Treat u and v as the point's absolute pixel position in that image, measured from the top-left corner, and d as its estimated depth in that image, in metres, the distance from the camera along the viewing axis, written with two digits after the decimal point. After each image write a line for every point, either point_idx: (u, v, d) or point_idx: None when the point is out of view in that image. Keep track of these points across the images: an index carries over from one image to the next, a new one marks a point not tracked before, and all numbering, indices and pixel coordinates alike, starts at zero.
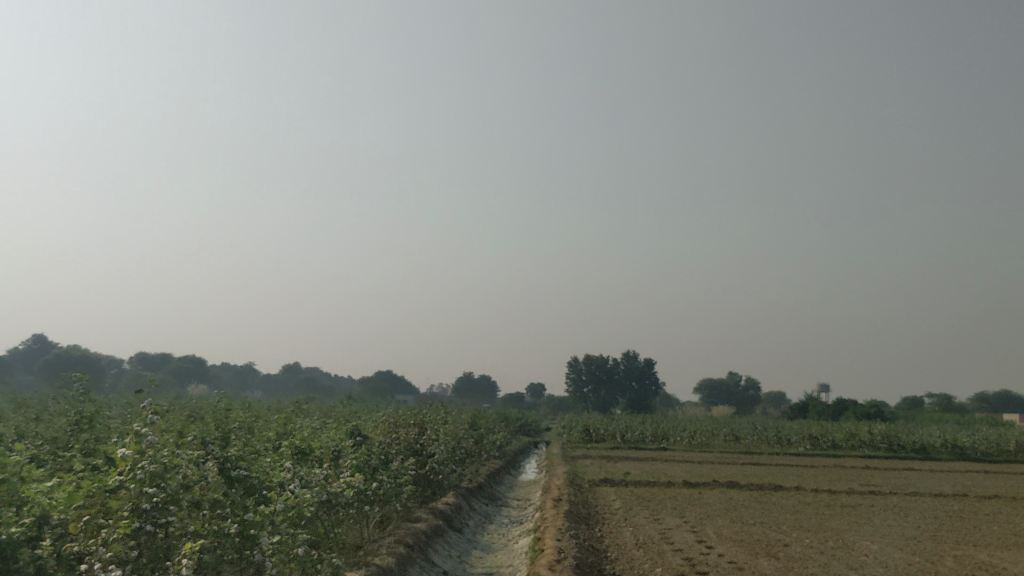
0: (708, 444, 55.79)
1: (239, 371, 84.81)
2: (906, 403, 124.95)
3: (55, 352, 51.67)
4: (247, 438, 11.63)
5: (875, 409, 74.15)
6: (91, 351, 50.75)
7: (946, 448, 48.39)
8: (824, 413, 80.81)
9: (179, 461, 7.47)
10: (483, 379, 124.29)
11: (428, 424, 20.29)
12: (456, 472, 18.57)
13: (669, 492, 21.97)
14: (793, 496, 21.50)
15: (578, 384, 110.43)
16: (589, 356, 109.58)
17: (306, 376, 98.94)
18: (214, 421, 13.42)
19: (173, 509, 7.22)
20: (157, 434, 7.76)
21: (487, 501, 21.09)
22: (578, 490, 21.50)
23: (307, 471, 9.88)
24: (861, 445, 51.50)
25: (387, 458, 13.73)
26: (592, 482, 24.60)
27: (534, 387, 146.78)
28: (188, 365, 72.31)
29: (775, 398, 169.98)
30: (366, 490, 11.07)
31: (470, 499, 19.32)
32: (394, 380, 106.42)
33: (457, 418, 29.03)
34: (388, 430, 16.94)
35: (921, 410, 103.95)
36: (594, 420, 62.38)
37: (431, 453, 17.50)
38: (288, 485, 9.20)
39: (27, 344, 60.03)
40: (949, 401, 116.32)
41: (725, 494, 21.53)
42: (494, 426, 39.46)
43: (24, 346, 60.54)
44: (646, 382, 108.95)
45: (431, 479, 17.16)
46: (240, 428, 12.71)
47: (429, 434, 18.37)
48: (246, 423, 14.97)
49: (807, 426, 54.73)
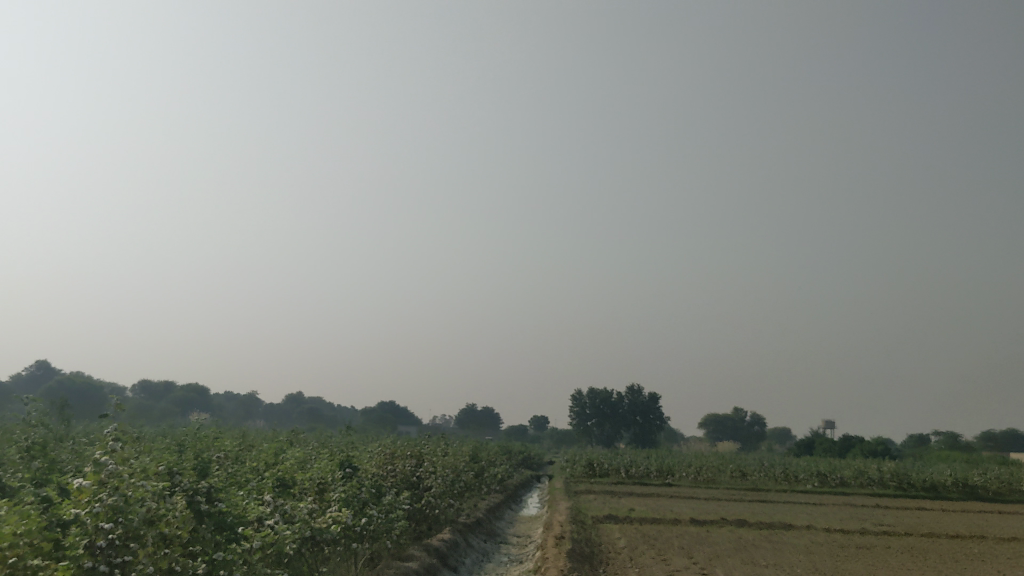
0: (714, 480, 54.80)
1: (242, 399, 84.21)
2: (912, 442, 123.40)
3: (57, 378, 51.20)
4: (229, 468, 10.94)
5: (883, 447, 72.99)
6: (93, 379, 50.25)
7: (957, 487, 47.38)
8: (831, 450, 79.63)
9: (142, 493, 6.86)
10: (487, 411, 123.30)
11: (425, 456, 19.56)
12: (453, 507, 17.81)
13: (676, 530, 21.21)
14: (804, 536, 20.67)
15: (581, 417, 109.37)
16: (593, 389, 108.63)
17: (309, 406, 98.16)
18: (195, 450, 12.76)
19: (134, 546, 6.62)
20: (121, 461, 7.16)
21: (486, 538, 20.27)
22: (581, 528, 20.70)
23: (291, 505, 9.21)
24: (870, 484, 50.44)
25: (380, 491, 13.01)
26: (595, 519, 23.83)
27: (537, 420, 145.64)
28: (190, 394, 71.76)
29: (781, 434, 168.31)
30: (356, 525, 10.36)
31: (467, 535, 18.52)
32: (397, 411, 105.63)
33: (458, 450, 28.24)
34: (382, 462, 16.21)
35: (929, 447, 102.65)
36: (599, 454, 61.51)
37: (428, 486, 16.77)
38: (269, 521, 8.53)
39: (30, 370, 59.52)
40: (957, 439, 114.92)
41: (734, 533, 20.73)
42: (496, 460, 38.70)
43: (27, 373, 60.08)
44: (651, 416, 107.83)
45: (428, 514, 16.41)
46: (222, 458, 12.03)
47: (425, 466, 17.66)
48: (233, 453, 14.25)
49: (815, 463, 53.74)
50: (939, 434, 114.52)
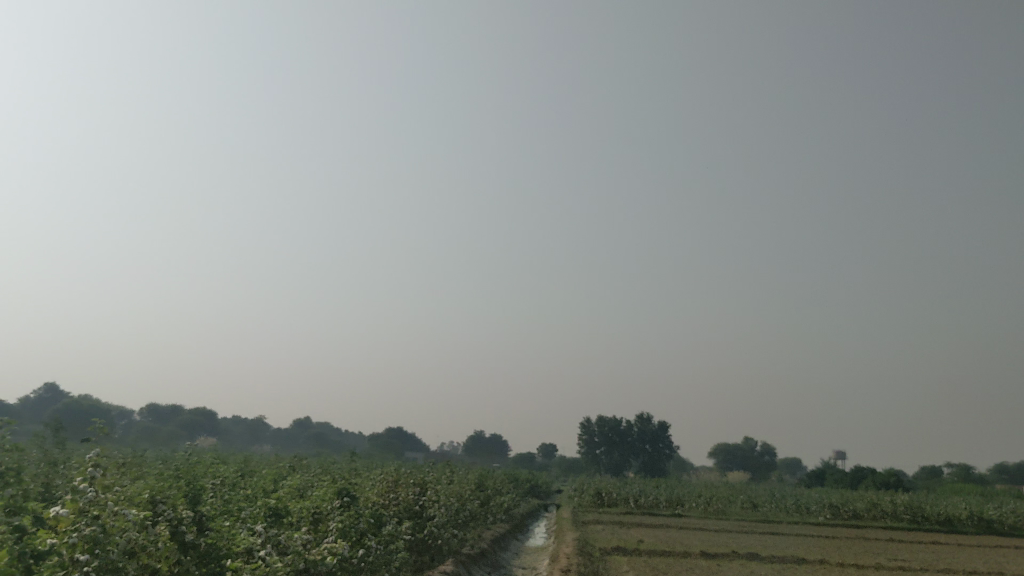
0: (724, 511, 53.97)
1: (250, 424, 83.87)
2: (924, 473, 121.92)
3: (65, 401, 51.08)
4: (222, 496, 10.56)
5: (895, 479, 72.09)
6: (100, 402, 50.05)
7: (972, 521, 46.50)
8: (842, 481, 78.72)
9: (123, 524, 6.56)
10: (494, 438, 122.52)
11: (430, 484, 19.14)
12: (456, 538, 17.34)
13: (686, 564, 20.71)
14: (818, 571, 20.09)
15: (590, 445, 108.48)
16: (602, 417, 107.84)
17: (316, 431, 97.68)
18: (190, 476, 12.40)
19: None
20: (102, 489, 6.81)
21: (490, 569, 19.80)
22: (588, 560, 20.12)
23: (285, 536, 8.85)
24: (882, 516, 49.67)
25: (380, 520, 12.60)
26: (604, 551, 23.34)
27: (545, 448, 144.78)
28: (198, 417, 71.52)
29: (791, 465, 166.85)
30: (353, 557, 9.93)
31: (470, 566, 18.04)
32: (404, 437, 105.02)
33: (464, 478, 27.77)
34: (385, 490, 15.82)
35: (942, 479, 101.36)
36: (607, 483, 60.85)
37: (431, 515, 16.36)
38: (260, 552, 8.17)
39: (39, 392, 59.37)
40: (970, 471, 113.46)
41: (746, 567, 20.23)
42: (503, 489, 38.19)
43: (35, 395, 59.95)
44: (660, 445, 106.96)
45: (431, 545, 15.97)
46: (216, 486, 11.66)
47: (429, 495, 17.26)
48: (229, 479, 13.86)
49: (827, 494, 52.98)
50: (951, 466, 113.19)
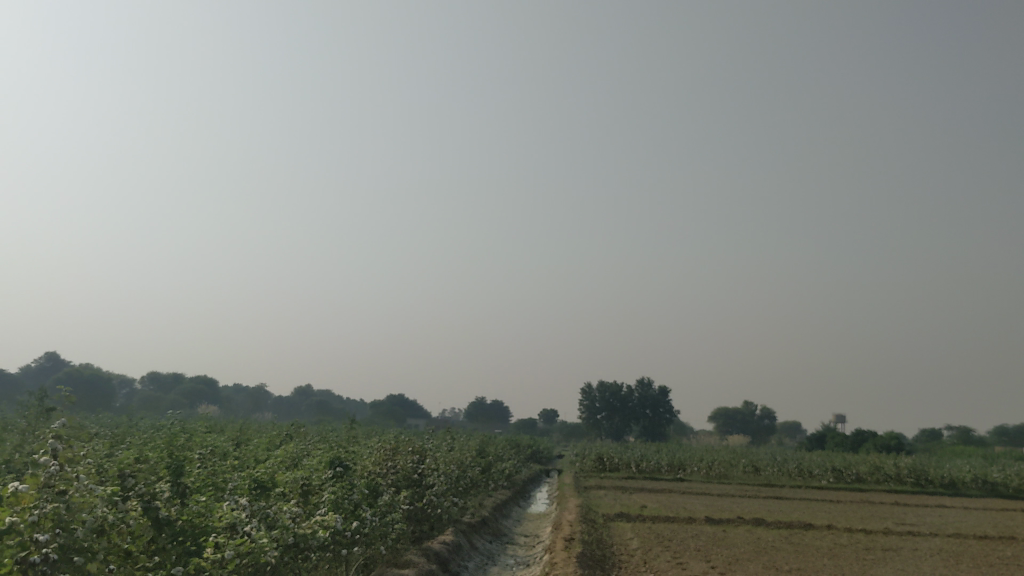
0: (727, 475, 53.78)
1: (252, 392, 83.65)
2: (924, 436, 122.20)
3: (65, 369, 50.71)
4: (203, 467, 9.98)
5: (897, 442, 71.84)
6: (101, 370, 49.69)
7: (976, 484, 46.31)
8: (843, 444, 78.58)
9: (90, 500, 6.04)
10: (495, 404, 122.42)
11: (428, 451, 18.64)
12: (456, 506, 16.89)
13: (691, 530, 20.22)
14: (826, 536, 19.68)
15: (591, 411, 108.51)
16: (603, 382, 107.79)
17: (318, 398, 97.46)
18: (177, 447, 11.88)
19: (79, 559, 5.80)
20: (65, 460, 6.27)
21: (491, 538, 19.36)
22: (591, 527, 19.65)
23: (274, 509, 8.34)
24: (886, 479, 49.45)
25: (377, 490, 12.10)
26: (607, 517, 22.88)
27: (546, 413, 145.00)
28: (199, 385, 71.25)
29: (791, 428, 167.36)
30: (347, 530, 9.44)
31: (471, 536, 17.61)
32: (406, 404, 105.01)
33: (464, 445, 27.33)
34: (382, 458, 15.34)
35: (942, 442, 101.56)
36: (608, 448, 60.63)
37: (430, 484, 15.88)
38: (246, 527, 7.66)
39: (40, 361, 59.13)
40: (970, 434, 113.61)
41: (753, 533, 19.74)
42: (504, 455, 37.85)
43: (36, 364, 59.69)
44: (660, 409, 106.92)
45: (430, 514, 15.55)
46: (205, 456, 11.16)
47: (428, 462, 16.78)
48: (217, 448, 13.30)
49: (829, 458, 52.74)
50: (951, 429, 113.47)
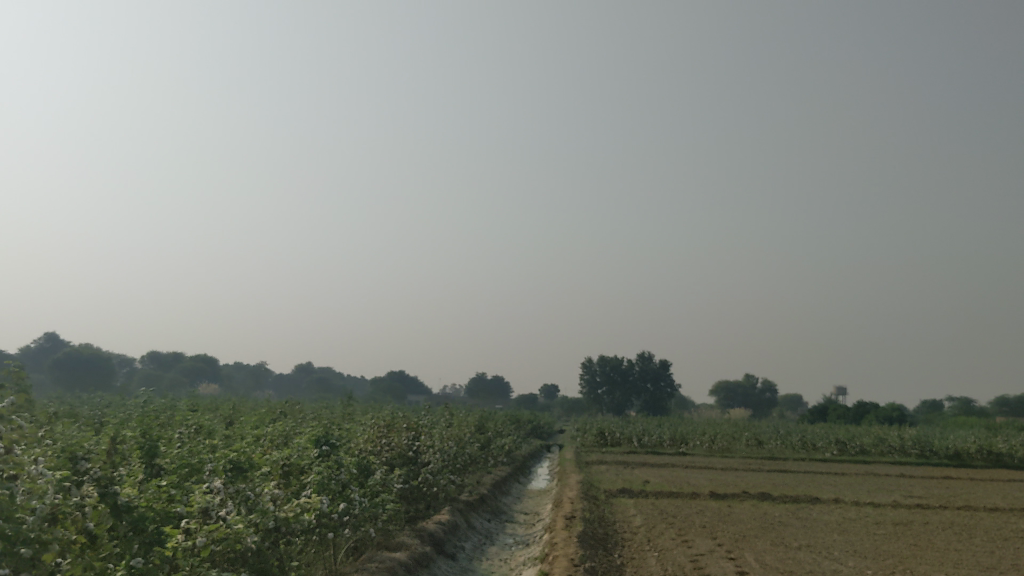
0: (730, 449, 53.33)
1: (252, 370, 83.31)
2: (925, 407, 122.04)
3: (63, 350, 50.25)
4: (178, 447, 9.37)
5: (899, 413, 71.53)
6: (99, 349, 49.21)
7: (980, 455, 45.92)
8: (845, 416, 78.32)
9: (39, 486, 5.43)
10: (496, 379, 122.20)
11: (425, 428, 18.17)
12: (453, 485, 16.38)
13: (696, 505, 19.71)
14: (834, 511, 19.18)
15: (591, 385, 108.26)
16: (603, 356, 107.46)
17: (318, 376, 97.16)
18: (156, 427, 11.35)
19: (26, 551, 5.21)
20: (10, 440, 5.66)
21: (489, 517, 18.88)
22: (593, 505, 19.09)
23: (253, 492, 7.80)
24: (891, 451, 49.10)
25: (368, 468, 11.61)
26: (608, 493, 22.39)
27: (546, 390, 144.91)
28: (200, 364, 70.92)
29: (792, 402, 167.49)
30: (333, 513, 8.89)
31: (469, 515, 17.14)
32: (406, 379, 104.90)
33: (462, 420, 26.91)
34: (375, 435, 14.86)
35: (942, 413, 101.35)
36: (610, 422, 60.25)
37: (425, 461, 15.42)
38: (219, 512, 7.10)
39: (39, 341, 58.70)
40: (971, 404, 113.34)
41: (758, 509, 19.22)
42: (504, 431, 37.44)
43: (35, 344, 59.27)
44: (662, 383, 106.74)
45: (425, 493, 15.06)
46: (186, 435, 10.64)
47: (424, 439, 16.30)
48: (201, 426, 12.74)
49: (832, 431, 52.34)
50: (953, 400, 113.25)
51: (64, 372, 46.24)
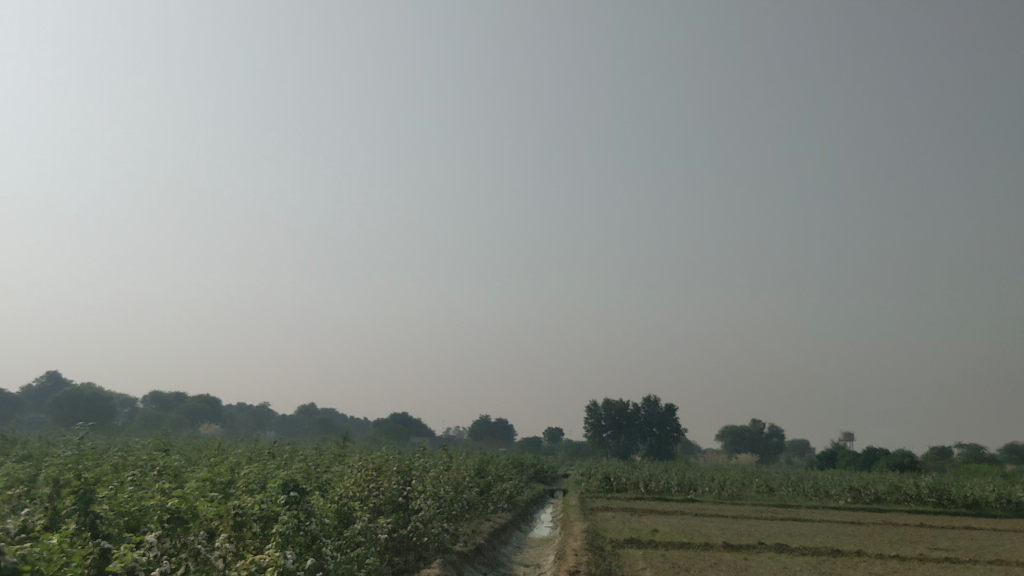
0: (739, 495, 51.66)
1: (255, 411, 81.95)
2: (934, 454, 119.74)
3: (64, 389, 49.05)
4: (121, 490, 8.23)
5: (909, 460, 69.83)
6: (100, 388, 48.00)
7: (999, 503, 44.26)
8: (854, 462, 76.54)
9: None
10: (500, 423, 120.43)
11: (418, 470, 16.98)
12: (447, 534, 15.19)
13: (711, 558, 18.34)
14: (859, 565, 17.80)
15: (596, 429, 106.53)
16: (608, 400, 105.81)
17: (322, 418, 95.66)
18: (109, 469, 10.24)
19: None
20: None
21: (485, 570, 17.55)
22: (598, 557, 17.72)
23: (199, 548, 6.66)
24: (906, 500, 47.38)
25: (348, 516, 10.45)
26: (615, 543, 21.00)
27: (551, 433, 142.89)
28: (202, 404, 69.57)
29: (799, 447, 165.21)
30: (298, 570, 7.70)
31: (463, 567, 15.85)
32: (409, 421, 103.38)
33: (461, 464, 25.62)
34: (363, 478, 13.79)
35: (953, 459, 99.11)
36: (616, 467, 58.66)
37: (416, 508, 14.30)
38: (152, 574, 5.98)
39: (40, 380, 57.55)
40: (981, 452, 111.05)
41: (777, 562, 17.88)
42: (506, 474, 36.03)
43: (36, 383, 58.18)
44: (668, 428, 104.31)
45: (415, 543, 13.86)
46: (143, 477, 9.54)
47: (416, 483, 15.19)
48: (168, 468, 11.59)
49: (846, 477, 50.69)
50: (962, 447, 110.99)
51: (63, 411, 45.01)
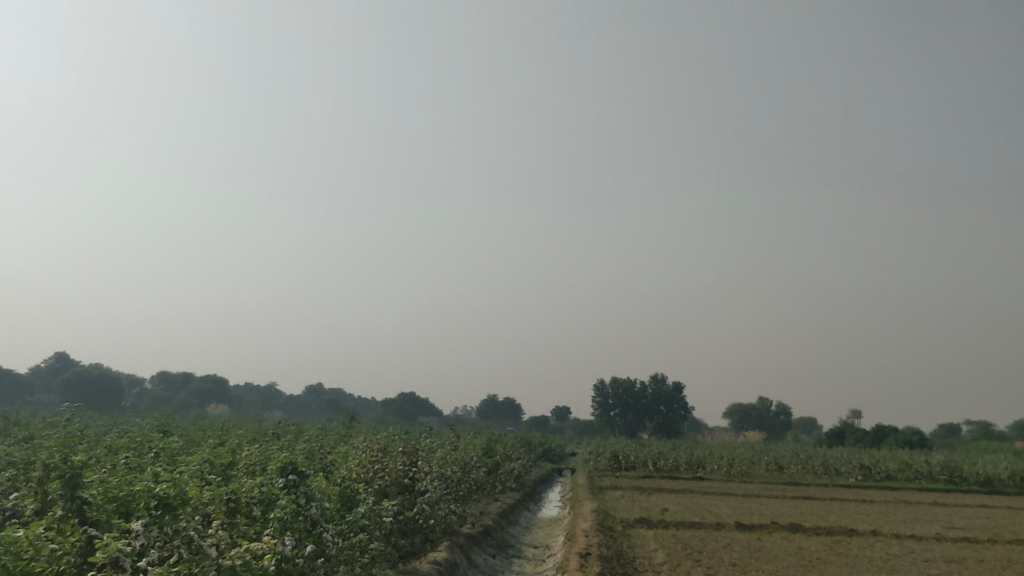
0: (749, 474, 51.33)
1: (263, 391, 81.88)
2: (942, 432, 119.45)
3: (73, 370, 48.86)
4: (110, 472, 7.87)
5: (919, 436, 69.50)
6: (109, 368, 47.79)
7: (1012, 481, 43.91)
8: (863, 440, 76.21)
9: None
10: (507, 402, 120.37)
11: (425, 451, 16.65)
12: (455, 515, 14.82)
13: (724, 538, 18.01)
14: (875, 545, 17.46)
15: (603, 407, 106.40)
16: (616, 378, 105.72)
17: (329, 398, 95.57)
18: (105, 451, 9.88)
19: None
20: None
21: (493, 552, 17.21)
22: (609, 538, 17.34)
23: (193, 536, 6.33)
24: (917, 477, 47.03)
25: (352, 499, 10.08)
26: (626, 523, 20.68)
27: (558, 411, 142.86)
28: (211, 385, 69.45)
29: (807, 425, 165.16)
30: (299, 557, 7.35)
31: (471, 550, 15.50)
32: (417, 400, 103.27)
33: (469, 443, 25.28)
34: (368, 460, 13.44)
35: (962, 436, 98.77)
36: (625, 445, 58.38)
37: (423, 489, 13.97)
38: (140, 564, 5.64)
39: (49, 361, 57.41)
40: (990, 428, 110.67)
41: (791, 542, 17.54)
42: (514, 454, 35.76)
43: (45, 364, 58.09)
44: (675, 406, 104.35)
45: (421, 525, 13.54)
46: (137, 459, 9.18)
47: (423, 465, 14.84)
48: (167, 449, 11.24)
49: (857, 454, 50.37)
50: (970, 425, 110.66)
51: (73, 392, 44.87)
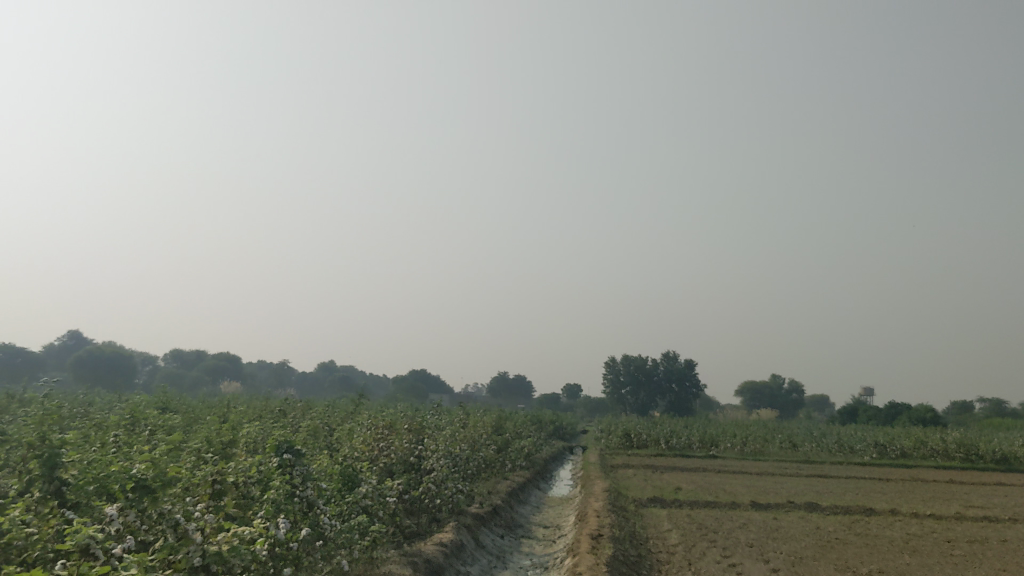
0: (762, 452, 50.89)
1: (275, 368, 81.86)
2: (955, 409, 118.74)
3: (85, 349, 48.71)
4: (93, 451, 7.45)
5: (932, 414, 68.83)
6: (121, 347, 47.60)
7: None
8: (876, 417, 75.57)
9: None
10: (519, 379, 120.23)
11: (431, 428, 16.20)
12: (462, 494, 14.38)
13: (739, 518, 17.51)
14: (895, 525, 16.95)
15: (614, 385, 106.11)
16: (627, 356, 105.24)
17: (341, 376, 95.61)
18: (94, 431, 9.50)
19: None
20: None
21: (501, 532, 16.78)
22: (621, 518, 16.87)
23: (176, 520, 5.92)
24: (932, 455, 46.39)
25: (354, 478, 9.69)
26: (639, 503, 20.22)
27: (569, 389, 142.74)
28: (223, 363, 69.38)
29: (818, 403, 164.64)
30: (293, 542, 6.94)
31: (478, 531, 15.09)
32: (428, 378, 103.16)
33: (478, 421, 24.85)
34: (373, 436, 13.02)
35: (976, 414, 97.94)
36: (637, 424, 57.98)
37: (429, 468, 13.54)
38: (114, 552, 5.22)
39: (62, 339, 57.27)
40: (1003, 405, 109.96)
41: (808, 522, 17.02)
42: (525, 432, 35.43)
43: (58, 343, 58.06)
44: (687, 383, 103.85)
45: (426, 505, 13.13)
46: (127, 438, 8.77)
47: (429, 442, 14.38)
48: (162, 427, 10.79)
49: (872, 432, 49.79)
50: (984, 401, 109.93)
51: (85, 371, 44.64)
